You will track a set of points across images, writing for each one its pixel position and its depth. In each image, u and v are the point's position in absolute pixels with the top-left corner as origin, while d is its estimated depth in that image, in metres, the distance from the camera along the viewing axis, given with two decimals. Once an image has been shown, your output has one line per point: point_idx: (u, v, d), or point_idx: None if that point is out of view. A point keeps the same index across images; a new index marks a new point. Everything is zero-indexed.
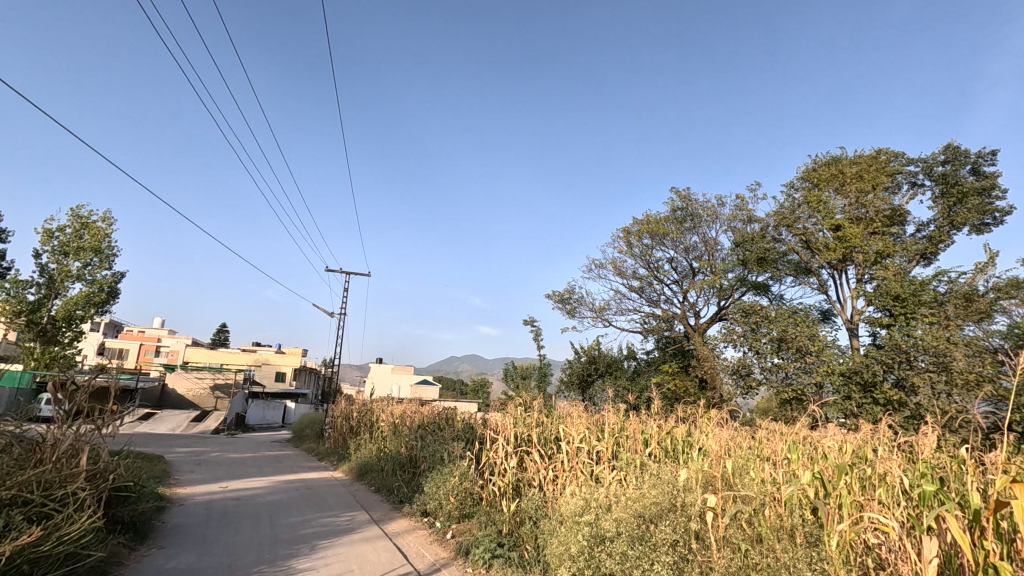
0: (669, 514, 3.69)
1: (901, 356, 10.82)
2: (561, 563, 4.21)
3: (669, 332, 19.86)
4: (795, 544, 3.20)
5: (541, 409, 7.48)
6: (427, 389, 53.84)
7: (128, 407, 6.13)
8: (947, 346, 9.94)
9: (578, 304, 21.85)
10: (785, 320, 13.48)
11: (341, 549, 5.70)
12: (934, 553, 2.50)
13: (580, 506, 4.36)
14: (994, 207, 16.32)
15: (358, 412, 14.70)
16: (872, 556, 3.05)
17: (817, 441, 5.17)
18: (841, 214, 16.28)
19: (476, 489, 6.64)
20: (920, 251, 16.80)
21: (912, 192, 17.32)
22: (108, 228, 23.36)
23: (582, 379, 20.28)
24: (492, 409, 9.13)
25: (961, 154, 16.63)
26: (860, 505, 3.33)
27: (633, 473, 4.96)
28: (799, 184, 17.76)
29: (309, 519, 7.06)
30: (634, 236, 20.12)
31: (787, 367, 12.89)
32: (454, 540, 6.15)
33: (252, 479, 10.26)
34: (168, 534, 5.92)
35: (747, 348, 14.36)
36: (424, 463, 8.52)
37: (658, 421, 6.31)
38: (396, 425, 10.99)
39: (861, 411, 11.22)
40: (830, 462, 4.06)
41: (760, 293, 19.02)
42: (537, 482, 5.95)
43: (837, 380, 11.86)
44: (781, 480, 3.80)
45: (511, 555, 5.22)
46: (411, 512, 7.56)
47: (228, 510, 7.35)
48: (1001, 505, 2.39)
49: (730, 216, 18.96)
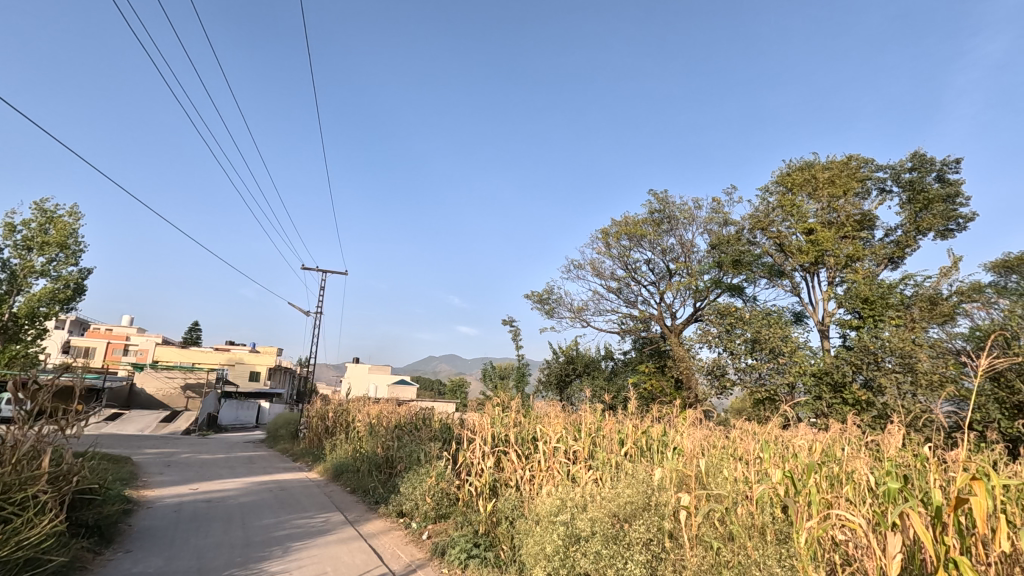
0: (643, 514, 3.70)
1: (869, 356, 11.15)
2: (536, 562, 4.20)
3: (646, 332, 20.09)
4: (766, 541, 3.27)
5: (518, 409, 7.46)
6: (405, 389, 53.57)
7: (94, 407, 5.93)
8: (913, 347, 10.24)
9: (556, 304, 21.97)
10: (759, 321, 13.69)
11: (315, 551, 5.61)
12: (898, 548, 2.55)
13: (556, 506, 4.36)
14: (958, 213, 16.85)
15: (334, 412, 14.51)
16: (839, 552, 3.13)
17: (788, 440, 5.25)
18: (813, 218, 16.73)
19: (453, 489, 6.60)
20: (887, 255, 17.26)
21: (880, 199, 17.80)
22: (74, 223, 22.61)
23: (560, 379, 20.38)
24: (470, 409, 9.13)
25: (927, 161, 17.15)
26: (828, 503, 3.42)
27: (609, 473, 4.99)
28: (773, 188, 18.10)
29: (283, 521, 6.93)
30: (612, 237, 20.28)
31: (761, 367, 13.16)
32: (430, 541, 6.12)
33: (223, 481, 10.03)
34: (136, 538, 5.77)
35: (722, 349, 14.55)
36: (401, 463, 8.44)
37: (635, 421, 6.37)
38: (373, 425, 10.87)
39: (831, 411, 11.45)
40: (800, 462, 4.15)
41: (735, 295, 19.34)
42: (514, 482, 5.95)
43: (809, 380, 12.09)
44: (753, 479, 3.85)
45: (487, 555, 5.23)
46: (387, 513, 7.51)
47: (198, 513, 7.16)
48: (961, 501, 2.47)
49: (706, 218, 19.27)
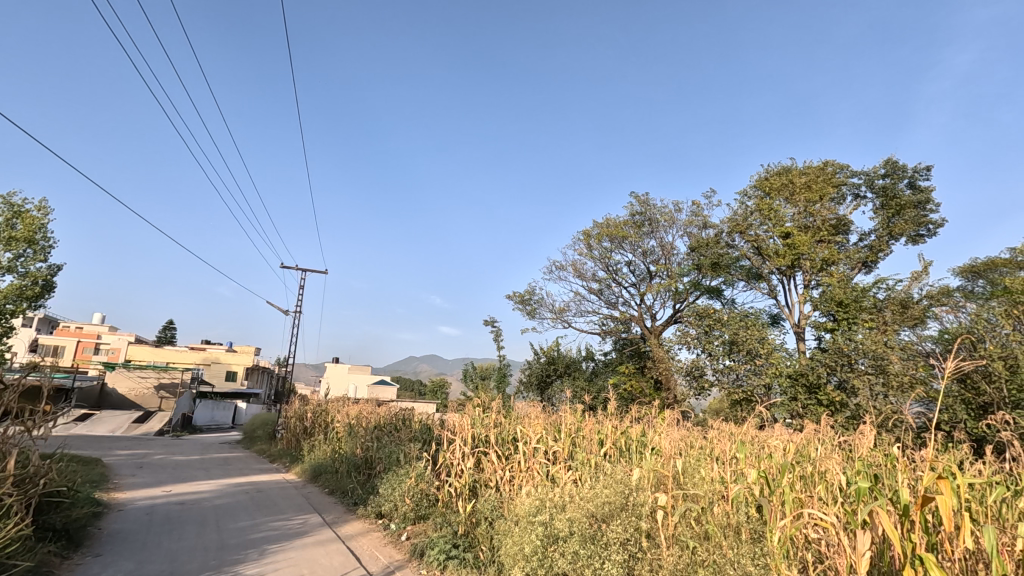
0: (620, 514, 3.72)
1: (843, 359, 11.37)
2: (514, 563, 4.20)
3: (627, 334, 20.24)
4: (740, 540, 3.33)
5: (499, 409, 7.45)
6: (386, 389, 53.22)
7: (63, 407, 5.78)
8: (885, 349, 10.51)
9: (538, 305, 22.03)
10: (736, 323, 13.85)
11: (292, 553, 5.55)
12: (867, 545, 2.61)
13: (535, 506, 4.36)
14: (929, 219, 17.33)
15: (312, 413, 14.33)
16: (811, 550, 3.19)
17: (764, 440, 5.35)
18: (790, 222, 17.03)
19: (432, 490, 6.56)
20: (862, 259, 17.62)
21: (854, 204, 18.19)
22: (43, 218, 21.97)
23: (541, 380, 20.43)
24: (450, 409, 9.12)
25: (899, 168, 17.58)
26: (800, 502, 3.48)
27: (588, 474, 5.03)
28: (752, 192, 18.38)
29: (258, 523, 6.82)
30: (594, 239, 20.41)
31: (738, 368, 13.32)
32: (409, 542, 6.08)
33: (198, 482, 9.86)
34: (105, 541, 5.64)
35: (700, 350, 14.70)
36: (380, 464, 8.38)
37: (615, 421, 6.44)
38: (352, 426, 10.78)
39: (806, 412, 11.67)
40: (774, 462, 4.23)
41: (714, 297, 19.61)
42: (494, 483, 5.95)
43: (784, 381, 12.27)
44: (729, 479, 3.92)
45: (466, 556, 5.20)
46: (366, 514, 7.45)
47: (171, 516, 7.00)
48: (926, 499, 2.55)
49: (686, 221, 19.49)
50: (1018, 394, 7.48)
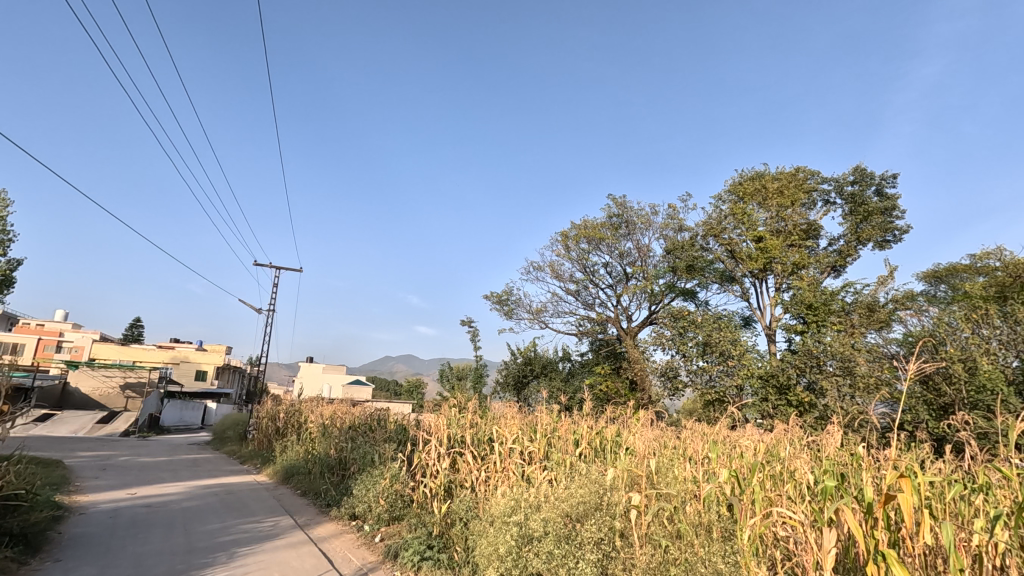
0: (595, 514, 3.76)
1: (812, 360, 11.66)
2: (488, 563, 4.19)
3: (603, 335, 20.40)
4: (711, 538, 3.38)
5: (475, 410, 7.43)
6: (361, 389, 52.68)
7: (21, 407, 5.56)
8: (852, 351, 10.86)
9: (515, 305, 22.08)
10: (710, 325, 14.09)
11: (263, 556, 5.45)
12: (833, 542, 2.68)
13: (510, 507, 4.37)
14: (894, 225, 17.88)
15: (285, 413, 14.11)
16: (779, 548, 3.26)
17: (735, 440, 5.45)
18: (762, 226, 17.37)
19: (407, 491, 6.50)
20: (831, 264, 18.06)
21: (825, 210, 18.64)
22: (2, 211, 21.14)
23: (517, 380, 20.48)
24: (426, 409, 9.07)
25: (867, 175, 18.08)
26: (769, 501, 3.56)
27: (563, 474, 5.06)
28: (726, 196, 18.71)
29: (228, 526, 6.67)
30: (572, 240, 20.54)
31: (711, 369, 13.51)
32: (382, 544, 6.01)
33: (166, 484, 9.61)
34: (66, 546, 5.46)
35: (675, 351, 14.87)
36: (354, 465, 8.29)
37: (590, 422, 6.49)
38: (326, 427, 10.64)
39: (777, 412, 11.92)
40: (745, 462, 4.31)
41: (689, 299, 19.91)
42: (469, 483, 5.94)
43: (756, 382, 12.44)
44: (700, 478, 3.99)
45: (440, 557, 5.17)
46: (338, 516, 7.35)
47: (137, 519, 6.82)
48: (889, 497, 2.63)
49: (662, 224, 19.74)
50: (975, 394, 7.76)
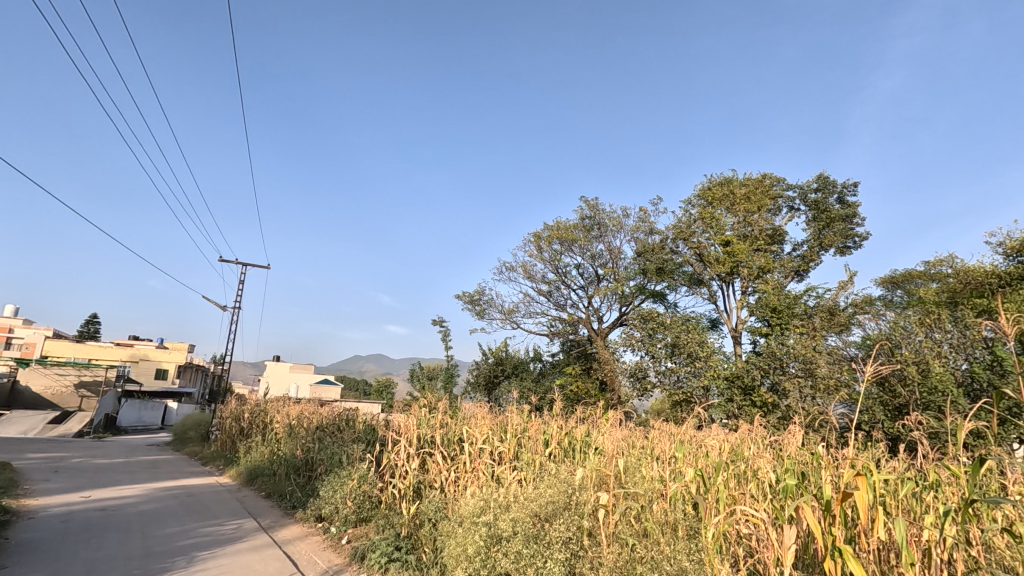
0: (563, 513, 3.80)
1: (775, 362, 11.95)
2: (457, 564, 4.17)
3: (574, 335, 20.55)
4: (677, 536, 3.45)
5: (445, 410, 7.39)
6: (329, 389, 51.86)
7: None
8: (813, 354, 11.24)
9: (487, 305, 22.05)
10: (678, 326, 14.34)
11: (224, 560, 5.31)
12: (793, 539, 2.76)
13: (479, 507, 4.36)
14: (854, 232, 18.53)
15: (250, 413, 13.77)
16: (742, 545, 3.34)
17: (701, 440, 5.55)
18: (730, 231, 17.77)
19: (375, 492, 6.42)
20: (795, 268, 18.58)
21: (789, 216, 19.17)
22: None
23: (488, 380, 20.46)
24: (396, 409, 8.98)
25: (830, 183, 18.68)
26: (733, 499, 3.64)
27: (533, 474, 5.08)
28: (695, 201, 19.06)
29: (189, 529, 6.49)
30: (544, 241, 20.62)
31: (679, 370, 13.74)
32: (349, 546, 5.92)
33: (122, 487, 9.26)
34: (14, 552, 5.21)
35: (644, 353, 15.06)
36: (321, 466, 8.15)
37: (560, 422, 6.54)
38: (292, 427, 10.43)
39: (741, 412, 12.21)
40: (710, 461, 4.41)
41: (658, 301, 20.22)
42: (439, 484, 5.91)
43: (722, 383, 12.72)
44: (667, 477, 4.06)
45: (408, 559, 5.12)
46: (304, 518, 7.21)
47: (91, 523, 6.56)
48: (846, 495, 2.73)
49: (634, 227, 20.01)
50: (927, 395, 8.09)
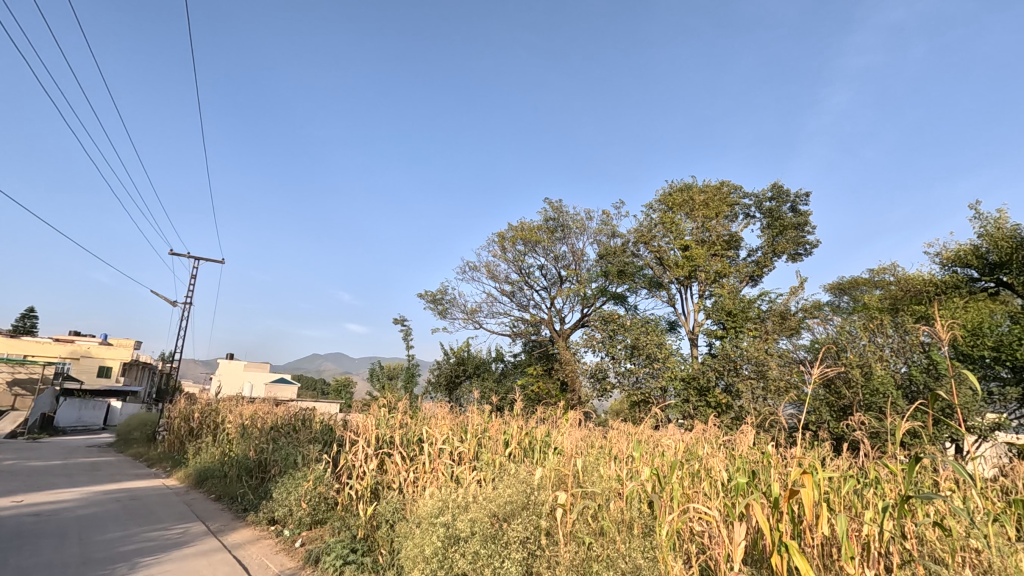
0: (521, 513, 3.81)
1: (730, 364, 12.30)
2: (413, 565, 4.12)
3: (536, 336, 20.66)
4: (632, 534, 3.51)
5: (405, 410, 7.30)
6: (286, 389, 50.53)
7: None
8: (765, 356, 11.66)
9: (449, 305, 21.92)
10: (638, 328, 14.61)
11: (169, 566, 5.09)
12: (742, 535, 2.84)
13: (437, 507, 4.32)
14: (805, 240, 19.31)
15: (200, 413, 13.26)
16: (695, 543, 3.43)
17: (658, 440, 5.67)
18: (689, 236, 18.21)
19: (331, 493, 6.28)
20: (749, 273, 19.20)
21: (745, 222, 19.79)
22: None
23: (449, 380, 20.35)
24: (354, 408, 8.82)
25: (783, 192, 19.40)
26: (687, 497, 3.74)
27: (492, 474, 5.08)
28: (656, 205, 19.45)
29: (131, 534, 6.19)
30: (508, 241, 20.66)
31: (638, 371, 13.99)
32: (303, 548, 5.77)
33: (59, 490, 8.77)
34: None
35: (604, 354, 15.26)
36: (275, 467, 7.92)
37: (520, 422, 6.56)
38: (245, 427, 10.10)
39: (697, 412, 12.53)
40: (666, 460, 4.51)
41: (619, 303, 20.54)
42: (397, 485, 5.83)
43: (679, 384, 13.03)
44: (624, 476, 4.13)
45: (364, 561, 5.03)
46: (255, 521, 6.99)
47: (23, 529, 6.17)
48: (793, 493, 2.83)
49: (596, 229, 20.26)
50: (869, 397, 8.51)
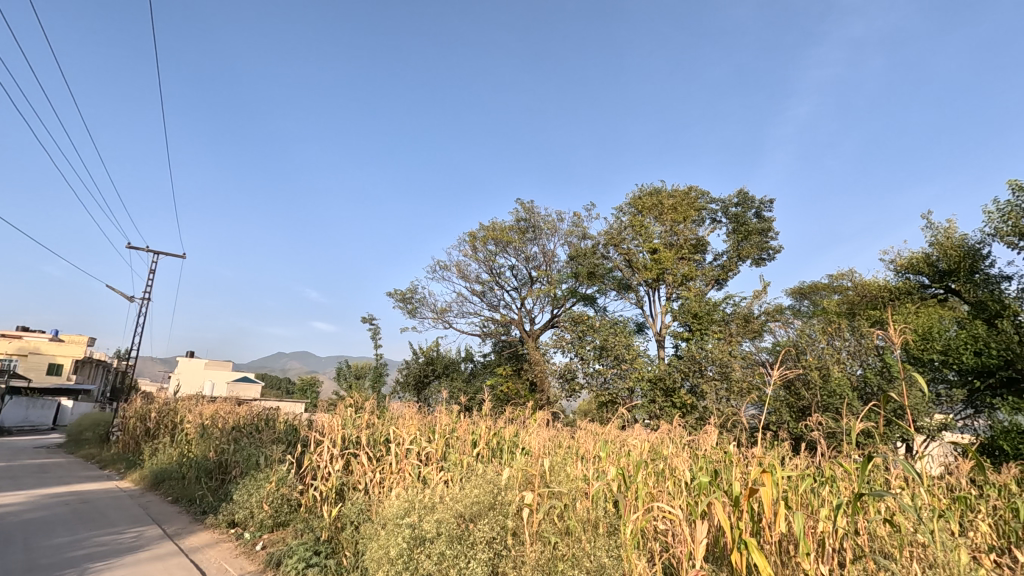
0: (488, 513, 3.82)
1: (695, 365, 12.54)
2: (378, 566, 4.07)
3: (506, 336, 20.68)
4: (597, 533, 3.55)
5: (373, 410, 7.21)
6: (250, 388, 49.24)
7: None
8: (729, 358, 11.96)
9: (419, 304, 21.74)
10: (607, 329, 14.79)
11: (122, 572, 4.90)
12: (704, 534, 2.90)
13: (403, 508, 4.29)
14: (769, 245, 19.87)
15: (157, 413, 12.82)
16: (658, 541, 3.49)
17: (624, 440, 5.75)
18: (657, 239, 18.51)
19: (294, 495, 6.15)
20: (715, 277, 19.63)
21: (712, 227, 20.23)
22: None
23: (418, 380, 20.20)
24: (320, 408, 8.66)
25: (748, 199, 19.91)
26: (651, 496, 3.80)
27: (459, 474, 5.06)
28: (626, 209, 19.70)
29: (81, 539, 5.93)
30: (479, 241, 20.62)
31: (606, 372, 14.15)
32: (264, 552, 5.63)
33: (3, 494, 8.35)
34: None
35: (573, 354, 15.38)
36: (237, 468, 7.71)
37: (489, 422, 6.57)
38: (206, 427, 9.80)
39: (663, 413, 12.73)
40: (632, 460, 4.57)
41: (588, 305, 20.74)
42: (363, 485, 5.75)
43: (645, 385, 13.22)
44: (591, 476, 4.17)
45: (328, 563, 4.94)
46: (215, 523, 6.79)
47: None
48: (753, 491, 2.90)
49: (567, 231, 20.40)
50: (827, 398, 8.81)
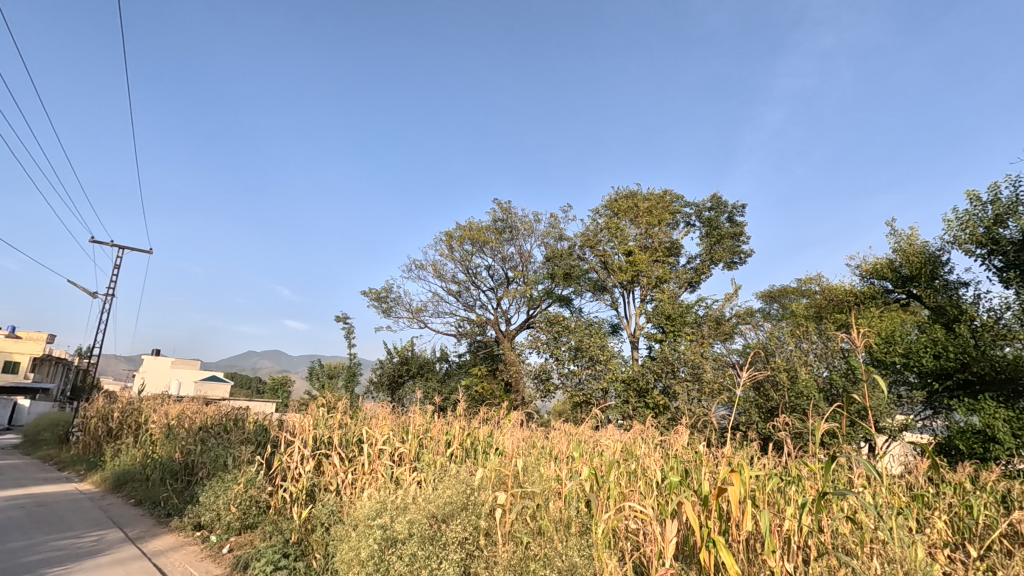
0: (460, 513, 3.80)
1: (668, 366, 12.68)
2: (349, 568, 4.02)
3: (481, 336, 20.65)
4: (569, 533, 3.57)
5: (345, 410, 7.11)
6: (218, 388, 48.07)
7: None
8: (700, 359, 12.17)
9: (394, 303, 21.54)
10: (582, 330, 14.87)
11: None
12: (674, 532, 2.94)
13: (375, 509, 4.25)
14: (741, 249, 20.27)
15: (120, 412, 12.42)
16: (629, 540, 3.53)
17: (597, 440, 5.79)
18: (633, 241, 18.70)
19: (263, 497, 6.03)
20: (688, 279, 19.93)
21: (686, 230, 20.54)
22: None
23: (392, 380, 20.02)
24: (291, 408, 8.51)
25: (722, 203, 20.27)
26: (622, 496, 3.84)
27: (432, 474, 5.04)
28: (602, 211, 19.86)
29: (37, 543, 5.71)
30: (456, 241, 20.55)
31: (581, 373, 14.23)
32: (231, 554, 5.51)
33: None
34: None
35: (548, 355, 15.43)
36: (203, 469, 7.53)
37: (463, 422, 6.53)
38: (172, 427, 9.54)
39: (636, 413, 12.84)
40: (605, 460, 4.61)
41: (564, 305, 20.83)
42: (334, 486, 5.67)
43: (619, 386, 13.33)
44: (564, 476, 4.19)
45: (297, 565, 4.86)
46: (179, 526, 6.62)
47: None
48: (721, 490, 2.95)
49: (544, 232, 20.47)
50: (795, 399, 9.02)
